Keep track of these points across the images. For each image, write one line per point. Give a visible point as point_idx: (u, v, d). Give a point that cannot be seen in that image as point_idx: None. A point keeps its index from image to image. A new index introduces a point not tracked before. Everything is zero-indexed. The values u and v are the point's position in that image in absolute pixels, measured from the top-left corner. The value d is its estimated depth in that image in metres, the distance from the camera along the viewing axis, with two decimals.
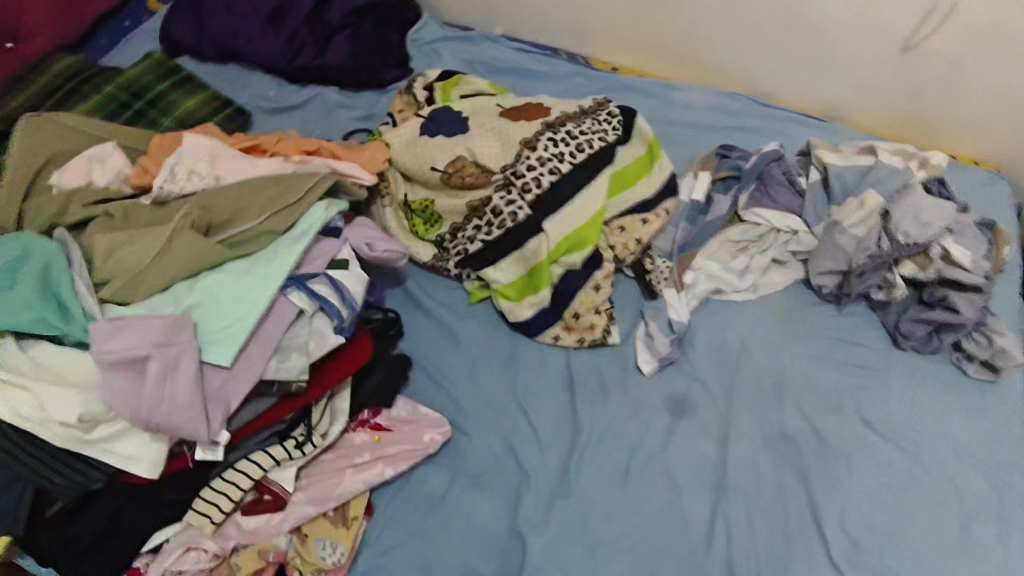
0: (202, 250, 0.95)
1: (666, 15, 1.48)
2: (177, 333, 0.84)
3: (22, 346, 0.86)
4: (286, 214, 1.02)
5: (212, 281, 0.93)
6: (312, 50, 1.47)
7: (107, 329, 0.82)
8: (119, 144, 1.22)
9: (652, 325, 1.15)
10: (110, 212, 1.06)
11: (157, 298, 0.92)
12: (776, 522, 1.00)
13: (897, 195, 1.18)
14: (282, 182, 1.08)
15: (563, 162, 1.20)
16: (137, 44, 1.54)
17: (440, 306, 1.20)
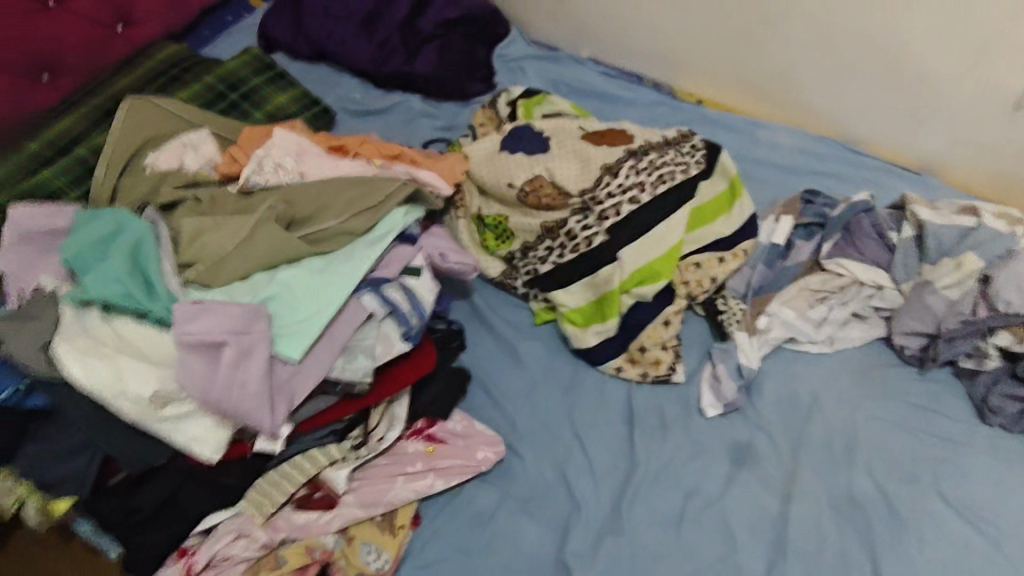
0: (284, 243, 0.96)
1: (761, 52, 1.45)
2: (254, 322, 0.86)
3: (105, 319, 0.89)
4: (366, 215, 1.02)
5: (289, 275, 0.94)
6: (402, 56, 1.48)
7: (189, 311, 0.84)
8: (212, 132, 1.24)
9: (720, 367, 1.12)
10: (198, 196, 1.10)
11: (238, 288, 0.94)
12: None
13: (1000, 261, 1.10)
14: (361, 181, 1.07)
15: (644, 191, 1.17)
16: (235, 38, 1.58)
17: (504, 324, 1.19)
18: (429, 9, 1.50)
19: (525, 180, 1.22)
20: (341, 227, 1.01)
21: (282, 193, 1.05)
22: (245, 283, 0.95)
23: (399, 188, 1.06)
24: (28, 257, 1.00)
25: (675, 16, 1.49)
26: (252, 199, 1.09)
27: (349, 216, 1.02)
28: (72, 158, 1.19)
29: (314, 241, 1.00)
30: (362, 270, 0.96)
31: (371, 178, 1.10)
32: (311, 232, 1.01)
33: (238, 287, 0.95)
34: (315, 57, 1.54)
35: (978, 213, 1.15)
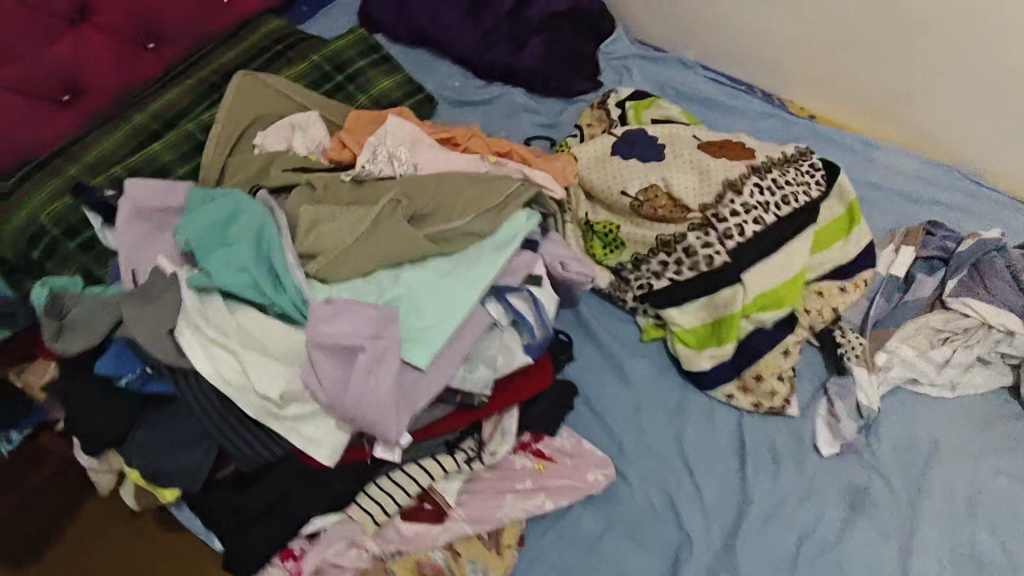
0: (410, 241, 0.92)
1: (888, 69, 1.36)
2: (388, 326, 0.83)
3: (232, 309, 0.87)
4: (490, 217, 0.98)
5: (416, 275, 0.90)
6: (507, 46, 1.41)
7: (326, 311, 0.83)
8: (321, 114, 1.21)
9: (838, 406, 1.06)
10: (311, 183, 1.06)
11: (360, 287, 0.90)
12: None
13: None
14: (484, 181, 1.04)
15: (767, 212, 1.11)
16: (334, 17, 1.54)
17: (610, 338, 1.14)
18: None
19: (641, 188, 1.18)
20: (466, 226, 0.97)
21: (402, 189, 1.02)
22: (366, 280, 0.90)
23: (521, 190, 1.03)
24: (144, 236, 1.00)
25: (792, 25, 1.41)
26: (367, 189, 1.05)
27: (473, 216, 0.98)
28: (181, 132, 1.16)
29: (437, 240, 0.96)
30: (489, 275, 0.91)
31: (491, 179, 1.06)
32: (434, 229, 0.96)
33: (357, 285, 0.90)
34: (414, 41, 1.48)
35: None
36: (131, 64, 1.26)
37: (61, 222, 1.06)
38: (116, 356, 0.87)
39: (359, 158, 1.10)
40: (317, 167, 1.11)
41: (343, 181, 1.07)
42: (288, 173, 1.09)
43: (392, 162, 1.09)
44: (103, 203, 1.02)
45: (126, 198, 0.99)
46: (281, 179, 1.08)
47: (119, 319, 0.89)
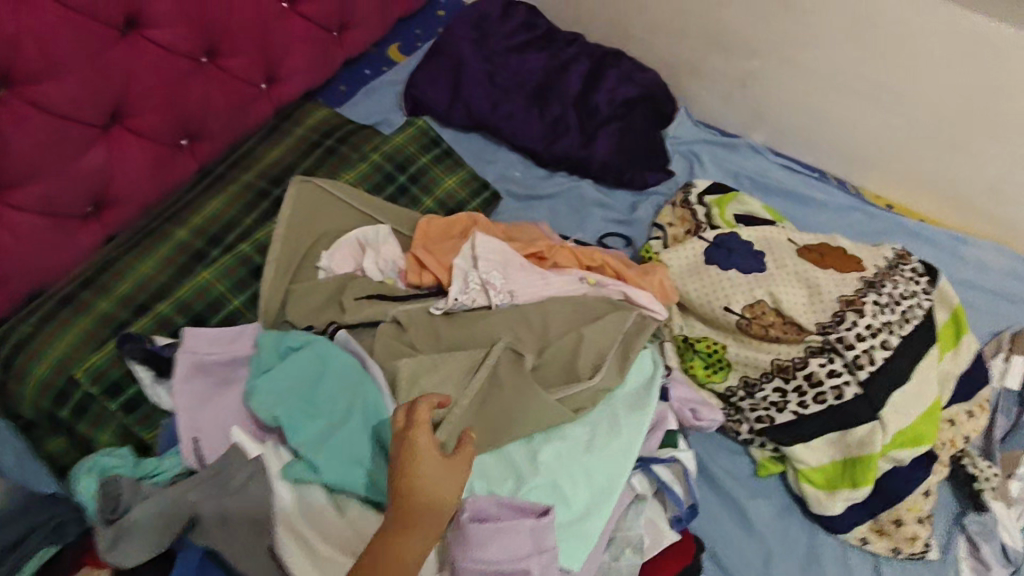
0: (546, 408, 0.81)
1: (982, 165, 1.27)
2: (544, 537, 0.70)
3: (339, 509, 0.75)
4: (618, 363, 0.88)
5: (551, 453, 0.79)
6: (576, 136, 1.33)
7: (487, 535, 0.68)
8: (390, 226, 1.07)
9: (983, 548, 0.97)
10: (402, 321, 0.93)
11: (490, 466, 0.79)
12: None
13: None
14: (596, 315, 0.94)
15: (893, 332, 1.03)
16: (376, 96, 1.41)
17: (726, 475, 1.04)
18: (603, 85, 1.38)
19: (745, 305, 1.08)
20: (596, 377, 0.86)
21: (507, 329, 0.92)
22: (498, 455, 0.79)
23: (638, 322, 0.93)
24: (208, 396, 0.84)
25: (870, 114, 1.33)
26: (465, 324, 0.93)
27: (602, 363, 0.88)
28: (233, 255, 1.00)
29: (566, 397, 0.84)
30: (632, 450, 0.81)
31: (599, 305, 0.96)
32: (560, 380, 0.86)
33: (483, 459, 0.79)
34: (474, 128, 1.38)
35: None
36: (163, 168, 1.12)
37: (102, 379, 0.86)
38: (192, 572, 0.72)
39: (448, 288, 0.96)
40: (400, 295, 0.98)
41: (434, 318, 0.94)
42: (364, 306, 0.95)
43: (492, 288, 0.95)
44: (146, 351, 0.86)
45: (183, 351, 0.85)
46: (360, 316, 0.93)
47: (194, 515, 0.71)
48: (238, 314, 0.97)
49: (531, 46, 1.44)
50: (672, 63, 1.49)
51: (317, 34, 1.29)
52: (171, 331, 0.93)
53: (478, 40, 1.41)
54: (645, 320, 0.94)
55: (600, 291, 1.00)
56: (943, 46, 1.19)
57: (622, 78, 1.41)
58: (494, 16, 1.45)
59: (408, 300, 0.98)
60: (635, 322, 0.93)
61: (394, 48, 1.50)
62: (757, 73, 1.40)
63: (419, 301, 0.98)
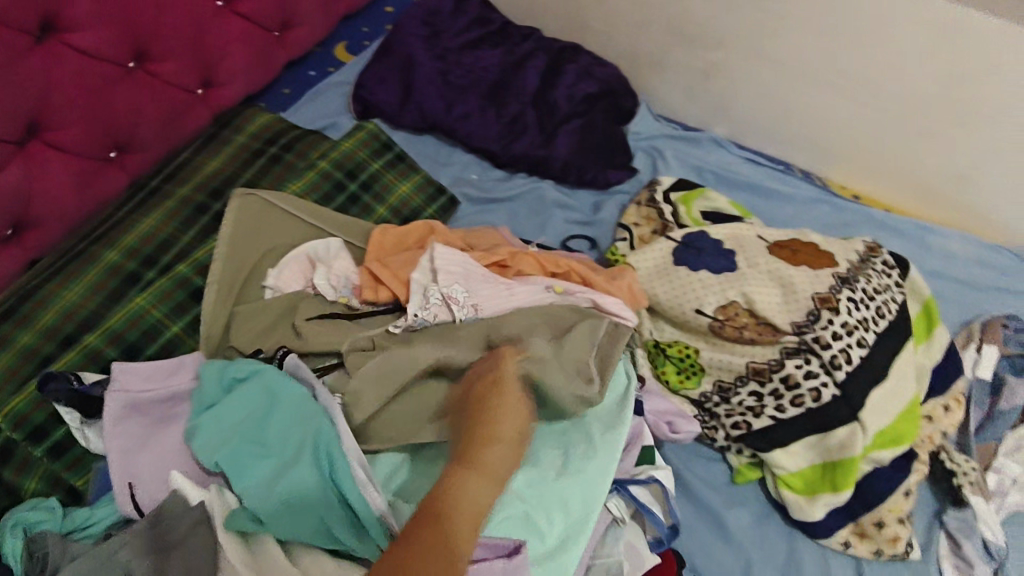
0: (529, 423, 0.75)
1: (946, 154, 1.26)
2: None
3: (292, 558, 0.68)
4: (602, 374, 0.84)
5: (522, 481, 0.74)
6: (535, 135, 1.28)
7: None
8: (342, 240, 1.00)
9: (965, 544, 0.95)
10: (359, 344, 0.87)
11: None
12: None
13: None
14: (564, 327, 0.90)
15: (868, 329, 1.00)
16: (323, 99, 1.34)
17: (702, 483, 1.01)
18: (562, 81, 1.34)
19: (718, 307, 1.04)
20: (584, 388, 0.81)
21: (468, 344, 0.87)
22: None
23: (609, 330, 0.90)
24: (144, 438, 0.77)
25: (833, 104, 1.31)
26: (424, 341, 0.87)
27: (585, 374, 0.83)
28: (170, 277, 0.92)
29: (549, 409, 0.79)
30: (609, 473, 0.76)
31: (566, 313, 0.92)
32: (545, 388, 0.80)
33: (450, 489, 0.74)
34: (428, 130, 1.31)
35: None
36: (90, 183, 1.03)
37: (24, 423, 0.78)
38: None
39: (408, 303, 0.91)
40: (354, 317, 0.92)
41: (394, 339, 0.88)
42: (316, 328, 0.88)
43: (455, 300, 0.90)
44: (74, 392, 0.78)
45: (115, 392, 0.78)
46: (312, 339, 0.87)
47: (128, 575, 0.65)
48: (176, 342, 0.89)
49: (484, 43, 1.38)
50: (631, 56, 1.45)
51: (256, 35, 1.21)
52: (102, 365, 0.85)
53: (429, 37, 1.35)
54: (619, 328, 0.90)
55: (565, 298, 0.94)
56: (905, 33, 1.16)
57: (581, 73, 1.36)
58: (445, 13, 1.39)
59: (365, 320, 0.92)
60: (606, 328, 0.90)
61: (341, 48, 1.43)
62: (718, 65, 1.37)
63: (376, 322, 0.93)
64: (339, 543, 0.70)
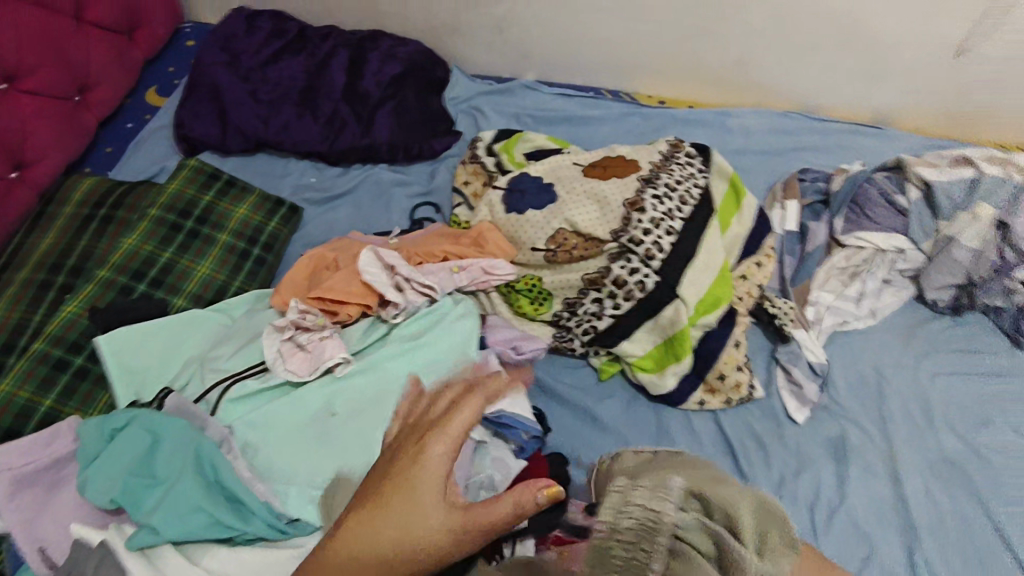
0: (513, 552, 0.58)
1: (718, 47, 1.40)
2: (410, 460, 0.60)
3: (192, 558, 0.77)
4: (751, 509, 0.54)
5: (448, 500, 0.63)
6: (356, 127, 1.35)
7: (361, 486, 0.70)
8: (300, 299, 1.01)
9: (795, 372, 1.11)
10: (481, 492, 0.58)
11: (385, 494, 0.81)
12: (970, 552, 0.97)
13: (1015, 200, 1.16)
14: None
15: (674, 218, 1.13)
16: (147, 146, 1.37)
17: (573, 390, 1.13)
18: (367, 69, 1.40)
19: (548, 239, 1.15)
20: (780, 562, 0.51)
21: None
22: None
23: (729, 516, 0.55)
24: (37, 504, 0.83)
25: (613, 25, 1.42)
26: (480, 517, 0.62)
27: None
28: (28, 357, 0.98)
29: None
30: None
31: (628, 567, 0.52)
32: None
33: (309, 465, 0.85)
34: (255, 149, 1.37)
35: (974, 163, 1.22)
36: None
37: None
38: None
39: (403, 287, 1.01)
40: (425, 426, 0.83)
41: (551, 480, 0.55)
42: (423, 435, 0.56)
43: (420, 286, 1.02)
44: None
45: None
46: (415, 516, 0.53)
47: None
48: (54, 412, 0.95)
49: (286, 53, 1.43)
50: (429, 29, 1.53)
51: (54, 108, 1.24)
52: None
53: (230, 63, 1.40)
54: (647, 550, 0.52)
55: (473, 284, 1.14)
56: None
57: (385, 56, 1.42)
58: (240, 36, 1.44)
59: (258, 362, 0.95)
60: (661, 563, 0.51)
61: (152, 93, 1.46)
62: (507, 19, 1.46)
63: (375, 339, 0.98)
64: (233, 535, 0.79)
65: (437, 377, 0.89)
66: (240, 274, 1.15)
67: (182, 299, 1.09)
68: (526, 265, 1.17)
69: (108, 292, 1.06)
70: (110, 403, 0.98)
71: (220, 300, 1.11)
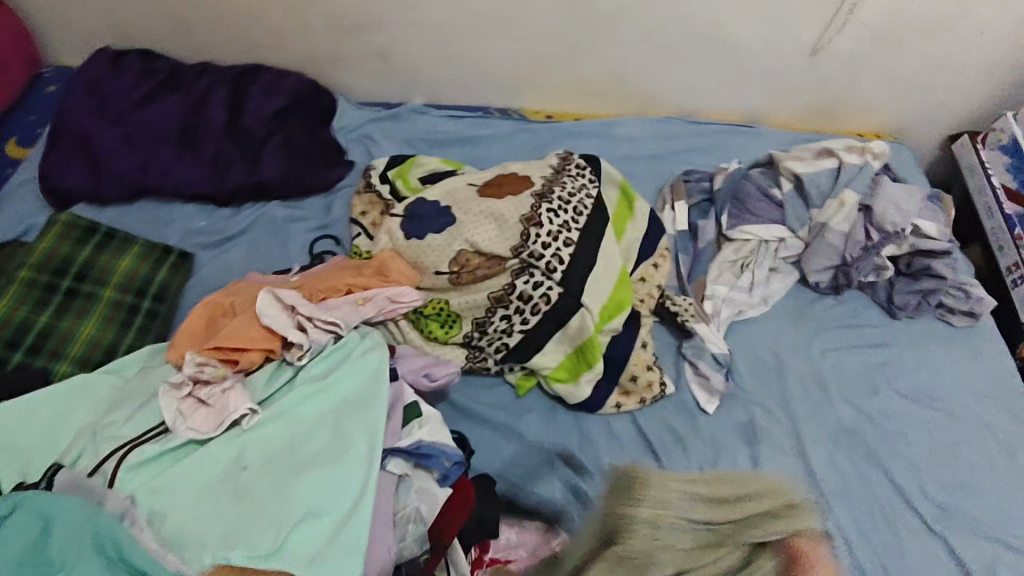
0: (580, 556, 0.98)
1: (597, 61, 1.46)
2: None
3: None
4: (681, 487, 1.04)
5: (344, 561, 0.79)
6: (242, 165, 1.31)
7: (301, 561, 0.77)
8: (195, 351, 0.95)
9: (701, 365, 1.17)
10: None
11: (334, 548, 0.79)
12: (873, 512, 1.05)
13: (872, 189, 1.29)
14: (728, 509, 1.02)
15: (571, 229, 1.16)
16: (10, 204, 1.27)
17: (494, 409, 1.13)
18: (249, 104, 1.36)
19: (450, 262, 1.16)
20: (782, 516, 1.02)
21: (352, 551, 0.79)
22: (326, 514, 0.81)
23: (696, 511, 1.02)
24: None
25: (495, 45, 1.45)
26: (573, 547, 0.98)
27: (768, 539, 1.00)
28: None
29: (765, 554, 0.99)
30: (371, 477, 0.84)
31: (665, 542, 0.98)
32: (783, 533, 1.00)
33: (223, 527, 0.80)
34: (134, 197, 1.30)
35: (835, 153, 1.33)
36: None
37: None
38: None
39: (307, 327, 0.98)
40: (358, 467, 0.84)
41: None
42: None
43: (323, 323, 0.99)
44: None
45: None
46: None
47: None
48: None
49: (160, 93, 1.37)
50: (311, 59, 1.50)
51: None
52: None
53: (98, 108, 1.33)
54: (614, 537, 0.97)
55: (380, 314, 1.12)
56: None
57: (268, 90, 1.39)
58: (106, 79, 1.36)
59: (157, 425, 0.89)
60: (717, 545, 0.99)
61: (12, 144, 1.36)
62: (389, 46, 1.46)
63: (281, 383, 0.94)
64: None
65: (361, 415, 0.88)
66: (129, 330, 1.08)
67: (65, 365, 1.02)
68: (431, 290, 1.17)
69: None
70: None
71: (110, 361, 1.04)
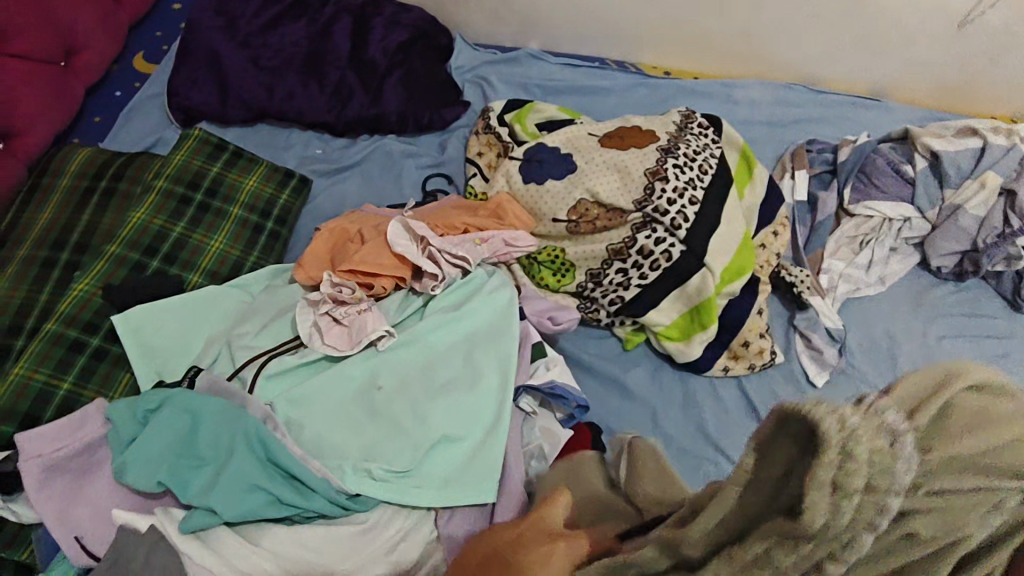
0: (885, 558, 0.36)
1: (727, 17, 1.40)
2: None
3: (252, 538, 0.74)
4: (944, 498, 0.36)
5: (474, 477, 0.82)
6: (363, 95, 1.31)
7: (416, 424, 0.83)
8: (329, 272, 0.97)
9: (814, 338, 1.15)
10: None
11: (471, 472, 0.82)
12: None
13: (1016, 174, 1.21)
14: (912, 415, 0.35)
15: (696, 187, 1.12)
16: (141, 116, 1.31)
17: (599, 360, 1.15)
18: (372, 36, 1.35)
19: (569, 210, 1.13)
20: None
21: (485, 480, 0.82)
22: (462, 445, 0.84)
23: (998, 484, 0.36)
24: (71, 489, 0.80)
25: None
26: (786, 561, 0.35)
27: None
28: (42, 338, 0.94)
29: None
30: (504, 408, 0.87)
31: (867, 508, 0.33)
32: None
33: (366, 439, 0.84)
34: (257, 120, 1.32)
35: (980, 133, 1.27)
36: None
37: None
38: None
39: (433, 258, 0.98)
40: (494, 402, 0.87)
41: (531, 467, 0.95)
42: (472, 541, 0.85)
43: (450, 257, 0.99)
44: None
45: (30, 459, 0.80)
46: None
47: None
48: (74, 397, 0.91)
49: (285, 17, 1.37)
50: None
51: (42, 73, 1.19)
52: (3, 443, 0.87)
53: (226, 28, 1.34)
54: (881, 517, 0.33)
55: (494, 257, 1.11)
56: None
57: (389, 23, 1.38)
58: None
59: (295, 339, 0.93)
60: (899, 502, 0.34)
61: (140, 60, 1.40)
62: None
63: (414, 310, 0.97)
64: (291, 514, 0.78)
65: (496, 352, 0.90)
66: (253, 250, 1.10)
67: (197, 276, 1.05)
68: (545, 237, 1.17)
69: (121, 268, 1.02)
70: (132, 384, 0.94)
71: (237, 277, 1.07)
